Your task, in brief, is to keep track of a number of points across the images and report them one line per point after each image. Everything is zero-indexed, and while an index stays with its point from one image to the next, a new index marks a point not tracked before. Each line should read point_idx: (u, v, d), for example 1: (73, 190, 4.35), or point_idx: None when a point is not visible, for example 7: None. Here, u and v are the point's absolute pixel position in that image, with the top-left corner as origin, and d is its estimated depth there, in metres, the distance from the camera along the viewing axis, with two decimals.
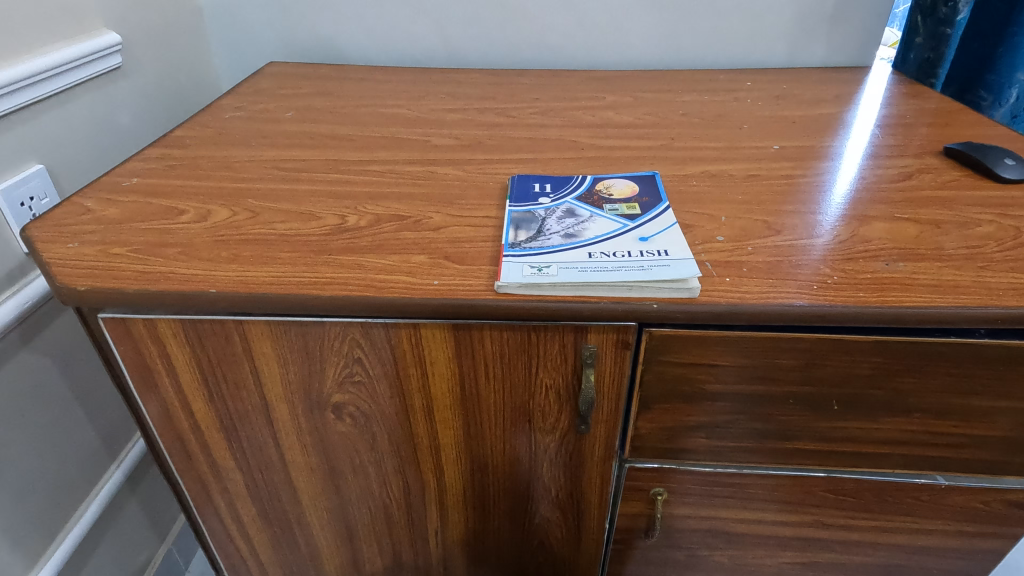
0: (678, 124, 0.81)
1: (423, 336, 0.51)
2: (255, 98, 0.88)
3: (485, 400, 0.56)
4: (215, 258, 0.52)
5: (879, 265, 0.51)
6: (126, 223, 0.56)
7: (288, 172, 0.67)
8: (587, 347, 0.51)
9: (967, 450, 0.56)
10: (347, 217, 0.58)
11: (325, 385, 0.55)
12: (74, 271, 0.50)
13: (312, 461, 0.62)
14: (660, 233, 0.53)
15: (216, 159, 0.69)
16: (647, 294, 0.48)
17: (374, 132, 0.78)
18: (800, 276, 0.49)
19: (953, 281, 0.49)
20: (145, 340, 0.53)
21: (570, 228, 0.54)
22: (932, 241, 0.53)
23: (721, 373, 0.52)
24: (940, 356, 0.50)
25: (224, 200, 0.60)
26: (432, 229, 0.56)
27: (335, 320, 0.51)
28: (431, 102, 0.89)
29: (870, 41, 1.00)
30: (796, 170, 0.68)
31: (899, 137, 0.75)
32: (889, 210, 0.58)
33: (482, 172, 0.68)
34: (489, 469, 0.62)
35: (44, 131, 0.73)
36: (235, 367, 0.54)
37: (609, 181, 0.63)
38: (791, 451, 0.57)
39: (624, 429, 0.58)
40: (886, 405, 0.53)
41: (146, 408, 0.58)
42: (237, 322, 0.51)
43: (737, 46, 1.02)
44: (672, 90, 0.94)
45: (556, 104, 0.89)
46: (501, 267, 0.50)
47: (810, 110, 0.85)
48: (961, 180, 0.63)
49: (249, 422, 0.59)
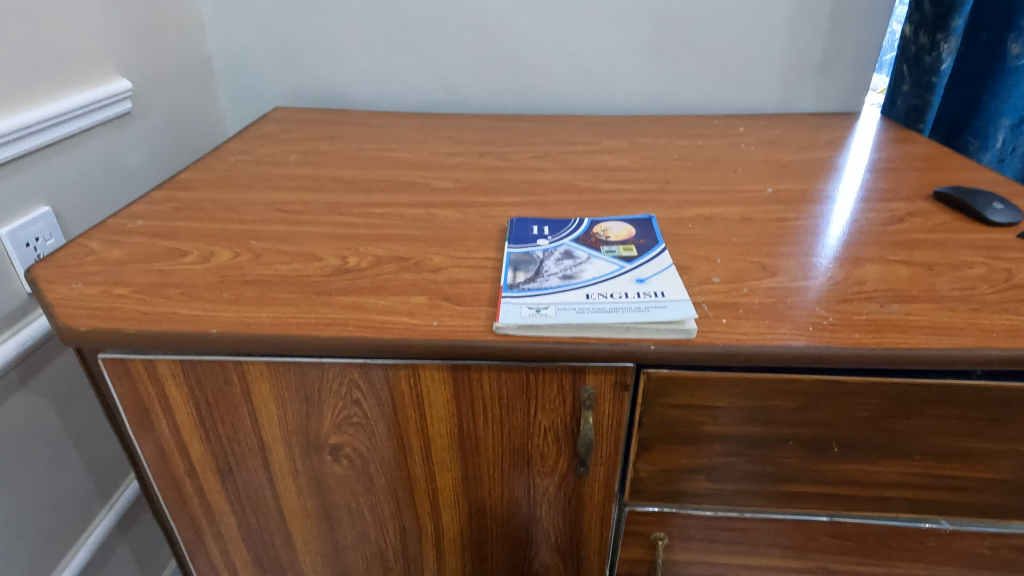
0: (673, 168, 0.82)
1: (422, 377, 0.51)
2: (260, 142, 0.90)
3: (483, 442, 0.56)
4: (217, 299, 0.52)
5: (873, 306, 0.51)
6: (130, 264, 0.56)
7: (290, 214, 0.68)
8: (585, 388, 0.51)
9: (969, 493, 0.55)
10: (347, 259, 0.59)
11: (322, 426, 0.55)
12: (77, 312, 0.50)
13: (307, 504, 0.61)
14: (657, 275, 0.54)
15: (221, 202, 0.70)
16: (644, 335, 0.48)
17: (376, 175, 0.80)
18: (796, 317, 0.50)
19: (947, 323, 0.49)
20: (144, 381, 0.53)
21: (568, 270, 0.55)
22: (925, 283, 0.54)
23: (720, 415, 0.52)
24: (938, 398, 0.50)
25: (227, 241, 0.61)
26: (432, 270, 0.57)
27: (334, 361, 0.51)
28: (432, 146, 0.91)
29: (858, 88, 1.03)
30: (789, 213, 0.69)
31: (889, 180, 0.77)
32: (882, 252, 0.59)
33: (481, 214, 0.69)
34: (487, 513, 0.61)
35: (53, 174, 0.75)
36: (233, 408, 0.54)
37: (606, 223, 0.64)
38: (792, 495, 0.57)
39: (623, 472, 0.57)
40: (886, 448, 0.53)
41: (142, 450, 0.58)
42: (236, 363, 0.51)
43: (730, 93, 1.05)
44: (667, 134, 0.96)
45: (554, 148, 0.91)
46: (500, 308, 0.50)
47: (803, 155, 0.87)
48: (951, 223, 0.65)
49: (245, 464, 0.58)
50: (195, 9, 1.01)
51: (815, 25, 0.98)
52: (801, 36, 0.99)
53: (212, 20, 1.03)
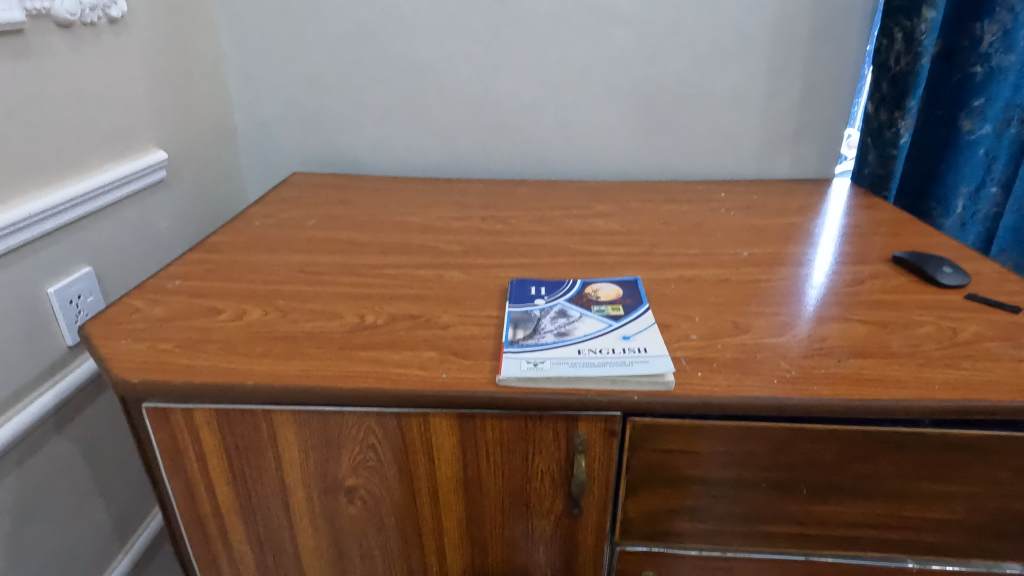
0: (659, 232, 0.90)
1: (431, 424, 0.57)
2: (281, 206, 0.99)
3: (486, 484, 0.61)
4: (251, 353, 0.59)
5: (832, 361, 0.58)
6: (172, 321, 0.63)
7: (312, 275, 0.75)
8: (578, 434, 0.57)
9: (930, 533, 0.60)
10: (365, 316, 0.66)
11: (340, 469, 0.61)
12: (127, 365, 0.57)
13: (321, 543, 0.66)
14: (640, 332, 0.61)
15: (249, 263, 0.78)
16: (628, 387, 0.54)
17: (387, 238, 0.88)
18: (763, 370, 0.57)
19: (896, 376, 0.56)
20: (180, 427, 0.59)
21: (562, 327, 0.62)
22: (879, 339, 0.61)
23: (699, 460, 0.58)
24: (892, 444, 0.56)
25: (257, 299, 0.68)
26: (441, 327, 0.64)
27: (353, 410, 0.57)
28: (439, 211, 0.99)
29: (829, 157, 1.12)
30: (763, 275, 0.76)
31: (855, 244, 0.85)
32: (843, 311, 0.67)
33: (484, 275, 0.76)
34: (488, 553, 0.66)
35: (96, 237, 0.82)
36: (259, 453, 0.60)
37: (596, 284, 0.72)
38: (769, 535, 0.62)
39: (614, 513, 0.62)
40: (851, 490, 0.59)
41: (172, 491, 0.63)
42: (265, 411, 0.57)
43: (711, 160, 1.14)
44: (654, 200, 1.05)
45: (550, 213, 0.99)
46: (502, 362, 0.57)
47: (778, 220, 0.95)
48: (907, 285, 0.72)
49: (267, 506, 0.63)
50: (225, 85, 1.12)
51: (786, 102, 1.09)
52: (774, 111, 1.09)
53: (239, 95, 1.13)
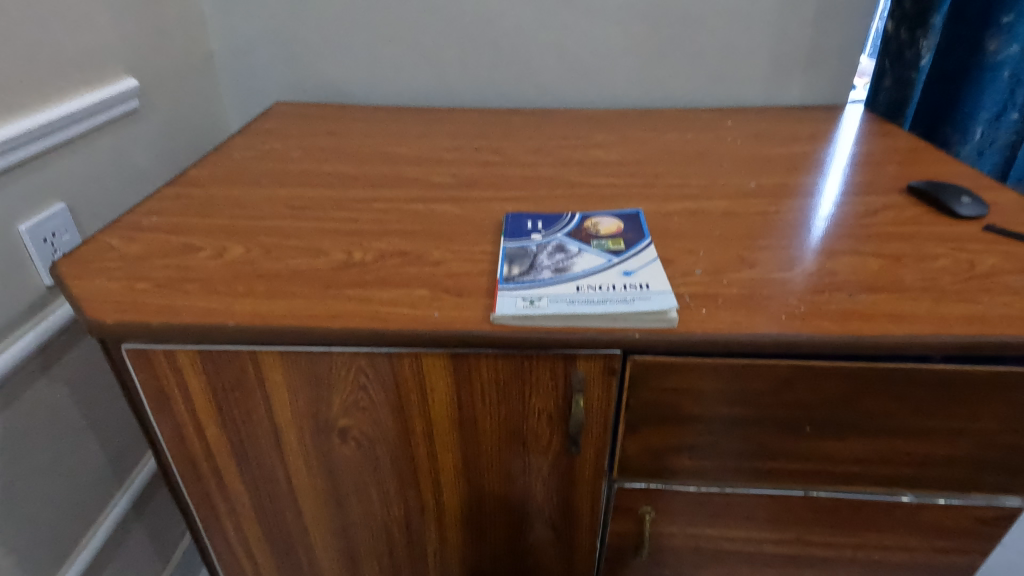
0: (663, 163, 0.86)
1: (424, 364, 0.55)
2: (264, 138, 0.93)
3: (482, 423, 0.60)
4: (232, 292, 0.55)
5: (843, 297, 0.55)
6: (149, 259, 0.60)
7: (297, 210, 0.71)
8: (576, 373, 0.55)
9: (933, 468, 0.60)
10: (352, 253, 0.62)
11: (331, 409, 0.59)
12: (102, 305, 0.54)
13: (317, 483, 0.65)
14: (642, 268, 0.57)
15: (230, 198, 0.73)
16: (629, 324, 0.52)
17: (376, 171, 0.83)
18: (770, 306, 0.54)
19: (910, 311, 0.53)
20: (164, 368, 0.56)
21: (560, 263, 0.59)
22: (892, 273, 0.58)
23: (699, 398, 0.56)
24: (901, 381, 0.54)
25: (238, 236, 0.65)
26: (432, 264, 0.61)
27: (342, 350, 0.55)
28: (430, 142, 0.94)
29: (843, 81, 1.06)
30: (771, 207, 0.72)
31: (867, 174, 0.80)
32: (854, 245, 0.63)
33: (477, 209, 0.72)
34: (485, 490, 0.65)
35: (67, 170, 0.78)
36: (248, 394, 0.58)
37: (596, 218, 0.68)
38: (769, 472, 0.61)
39: (612, 451, 0.61)
40: (855, 427, 0.57)
41: (162, 433, 0.62)
42: (251, 352, 0.55)
43: (719, 86, 1.08)
44: (657, 129, 1.00)
45: (547, 143, 0.94)
46: (497, 300, 0.54)
47: (788, 149, 0.90)
48: (922, 216, 0.68)
49: (259, 447, 0.62)
50: (197, 7, 1.03)
51: (800, 22, 1.01)
52: (787, 31, 1.02)
53: (214, 17, 1.05)
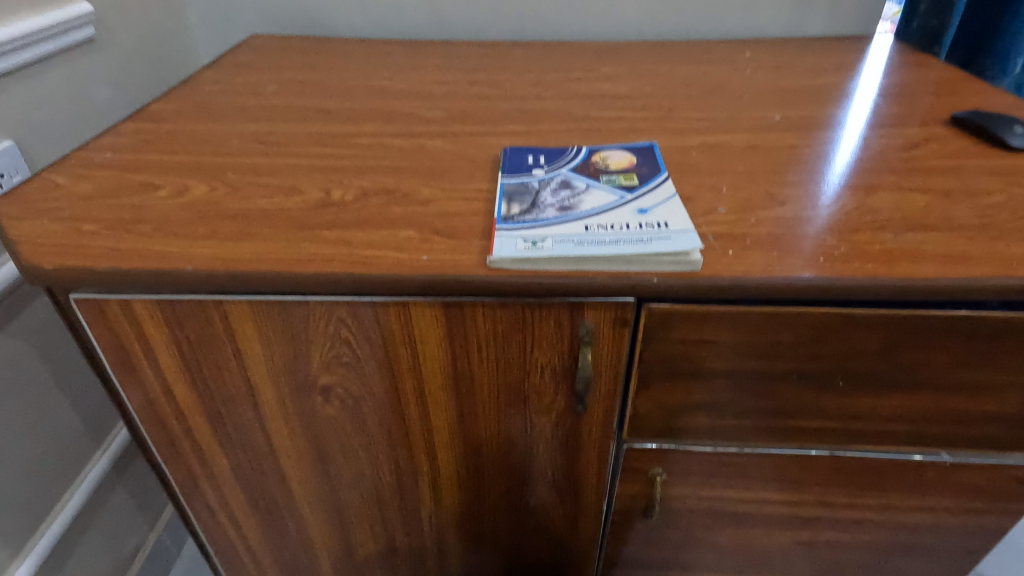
0: (676, 95, 0.78)
1: (413, 314, 0.49)
2: (236, 71, 0.85)
3: (478, 380, 0.54)
4: (192, 234, 0.49)
5: (888, 236, 0.48)
6: (99, 199, 0.53)
7: (270, 145, 0.64)
8: (584, 324, 0.49)
9: (974, 426, 0.54)
10: (331, 192, 0.55)
11: (311, 366, 0.53)
12: (43, 250, 0.47)
13: (300, 445, 0.60)
14: (660, 205, 0.50)
15: (196, 133, 0.66)
16: (646, 268, 0.45)
17: (360, 105, 0.75)
18: (805, 247, 0.47)
19: (966, 252, 0.46)
20: (121, 321, 0.50)
21: (565, 201, 0.52)
22: (942, 210, 0.51)
23: (721, 351, 0.50)
24: (950, 331, 0.48)
25: (202, 174, 0.58)
26: (421, 202, 0.54)
27: (319, 299, 0.48)
28: (419, 75, 0.86)
29: (873, 7, 0.97)
30: (798, 140, 0.65)
31: (903, 105, 0.73)
32: (895, 179, 0.56)
33: (471, 145, 0.65)
34: (483, 451, 0.60)
35: (14, 103, 0.69)
36: (217, 349, 0.52)
37: (605, 152, 0.60)
38: (793, 431, 0.56)
39: (622, 409, 0.56)
40: (893, 382, 0.52)
41: (125, 393, 0.56)
42: (217, 302, 0.48)
43: (736, 13, 0.98)
44: (669, 61, 0.91)
45: (549, 76, 0.85)
46: (494, 241, 0.47)
47: (813, 80, 0.82)
48: (969, 149, 0.61)
49: (234, 407, 0.57)
50: None
51: None
52: None
53: None
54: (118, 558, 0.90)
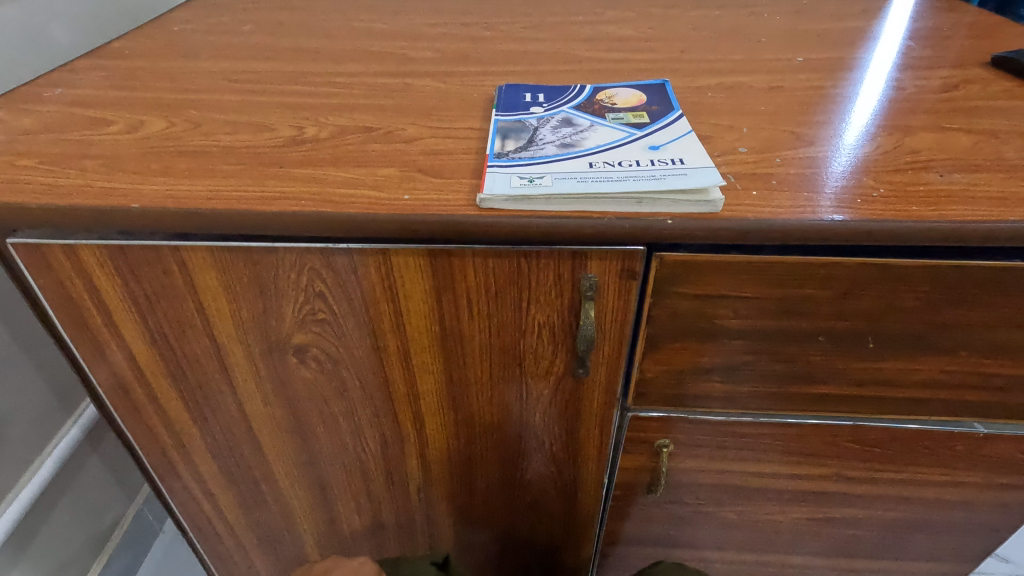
0: (688, 37, 0.72)
1: (394, 264, 0.44)
2: (210, 10, 0.78)
3: (468, 341, 0.49)
4: (144, 171, 0.43)
5: (931, 177, 0.43)
6: (42, 133, 0.47)
7: (241, 83, 0.58)
8: (587, 275, 0.44)
9: (1015, 394, 0.49)
10: (305, 129, 0.49)
11: (283, 323, 0.48)
12: None
13: (275, 411, 0.55)
14: (674, 141, 0.45)
15: (159, 70, 0.60)
16: (659, 208, 0.40)
17: (343, 45, 0.69)
18: (838, 187, 0.42)
19: (1022, 194, 0.41)
20: (67, 270, 0.45)
21: (567, 137, 0.46)
22: (991, 151, 0.46)
23: (740, 307, 0.45)
24: (1000, 285, 0.42)
25: (162, 110, 0.52)
26: (405, 141, 0.48)
27: (289, 246, 0.43)
28: (410, 17, 0.79)
29: None
30: (824, 81, 0.59)
31: (937, 48, 0.66)
32: (935, 120, 0.50)
33: (463, 84, 0.59)
34: (475, 419, 0.55)
35: None
36: (177, 304, 0.47)
37: (611, 89, 0.54)
38: (814, 398, 0.51)
39: (628, 373, 0.51)
40: (928, 344, 0.46)
41: (80, 353, 0.51)
42: (173, 248, 0.43)
43: None
44: (679, 5, 0.84)
45: (549, 19, 0.79)
46: (486, 179, 0.42)
47: (837, 24, 0.75)
48: (1014, 90, 0.55)
49: (201, 370, 0.52)
50: None
51: None
52: None
53: None
54: (93, 532, 0.85)
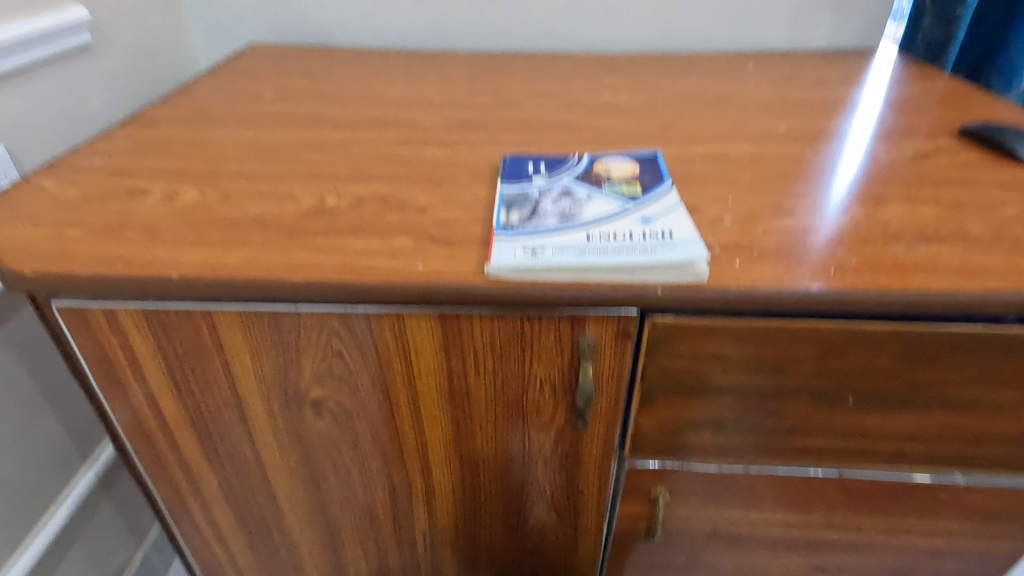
0: (678, 106, 0.77)
1: (407, 326, 0.47)
2: (234, 78, 0.84)
3: (474, 396, 0.52)
4: (180, 241, 0.47)
5: (900, 248, 0.47)
6: (86, 204, 0.51)
7: (265, 152, 0.62)
8: (585, 336, 0.47)
9: (989, 447, 0.52)
10: (325, 199, 0.54)
11: (302, 379, 0.51)
12: (26, 255, 0.45)
13: (290, 461, 0.58)
14: (664, 214, 0.49)
15: (189, 140, 0.64)
16: (650, 278, 0.43)
17: (358, 113, 0.74)
18: (815, 258, 0.46)
19: (981, 264, 0.45)
20: (105, 331, 0.48)
21: (566, 209, 0.50)
22: (955, 222, 0.50)
23: (728, 366, 0.48)
24: (966, 347, 0.46)
25: (194, 180, 0.56)
26: (418, 210, 0.52)
27: (311, 309, 0.47)
28: (420, 84, 0.84)
29: (877, 22, 0.96)
30: (804, 151, 0.64)
31: (910, 118, 0.71)
32: (906, 191, 0.55)
33: (470, 153, 0.64)
34: (480, 469, 0.58)
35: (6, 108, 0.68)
36: (204, 361, 0.50)
37: (607, 160, 0.59)
38: (801, 450, 0.54)
39: (625, 426, 0.54)
40: (904, 400, 0.50)
41: (109, 404, 0.54)
42: (205, 311, 0.47)
43: (739, 27, 0.97)
44: (671, 72, 0.90)
45: (549, 86, 0.84)
46: (492, 250, 0.46)
47: (818, 92, 0.81)
48: (979, 161, 0.60)
49: (222, 421, 0.55)
50: None
51: None
52: None
53: None
54: None
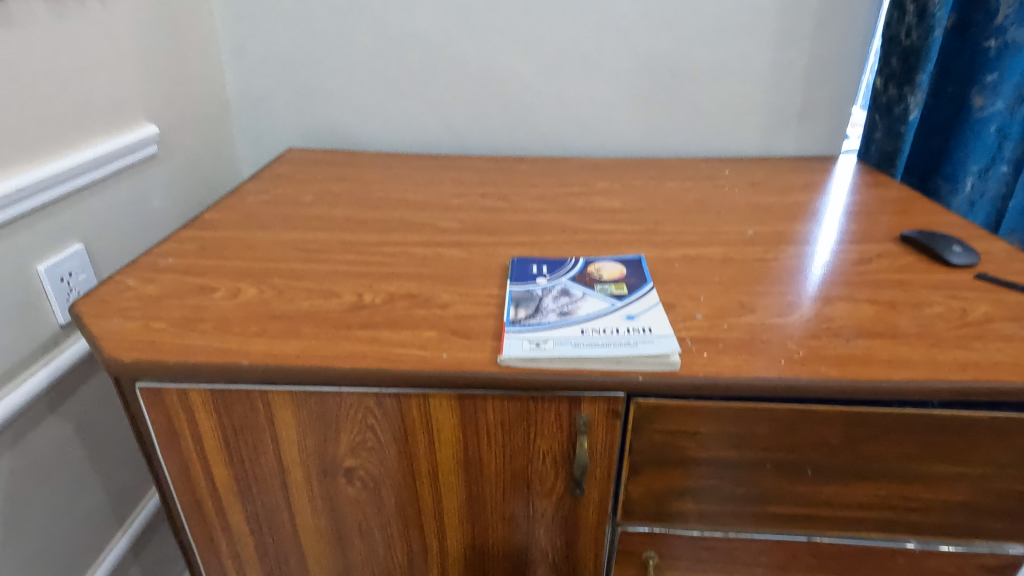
0: (662, 209, 0.89)
1: (431, 405, 0.56)
2: (276, 182, 0.97)
3: (486, 465, 0.60)
4: (246, 333, 0.57)
5: (840, 341, 0.57)
6: (165, 300, 0.62)
7: (308, 252, 0.73)
8: (580, 415, 0.56)
9: (935, 514, 0.60)
10: (363, 295, 0.64)
11: (339, 450, 0.60)
12: (121, 345, 0.55)
13: (321, 524, 0.65)
14: (645, 311, 0.59)
15: (244, 241, 0.76)
16: (633, 367, 0.53)
17: (385, 215, 0.86)
18: (769, 350, 0.55)
19: (905, 356, 0.55)
20: (176, 407, 0.57)
21: (564, 306, 0.60)
22: (888, 319, 0.60)
23: (702, 440, 0.57)
24: (900, 425, 0.55)
25: (252, 278, 0.67)
26: (441, 306, 0.62)
27: (351, 390, 0.56)
28: (438, 187, 0.97)
29: (837, 134, 1.10)
30: (768, 253, 0.75)
31: (861, 222, 0.83)
32: (850, 291, 0.65)
33: (483, 254, 0.74)
34: (489, 532, 0.65)
35: (87, 214, 0.80)
36: (256, 433, 0.59)
37: (599, 263, 0.70)
38: (771, 516, 0.62)
39: (617, 493, 0.62)
40: (856, 472, 0.58)
41: (168, 470, 0.62)
42: (263, 392, 0.56)
43: (716, 137, 1.11)
44: (657, 177, 1.03)
45: (550, 190, 0.97)
46: (504, 342, 0.56)
47: (784, 197, 0.93)
48: (916, 264, 0.71)
49: (265, 487, 0.63)
50: (218, 59, 1.09)
51: (792, 78, 1.06)
52: (781, 87, 1.07)
53: (231, 68, 1.10)
54: None
